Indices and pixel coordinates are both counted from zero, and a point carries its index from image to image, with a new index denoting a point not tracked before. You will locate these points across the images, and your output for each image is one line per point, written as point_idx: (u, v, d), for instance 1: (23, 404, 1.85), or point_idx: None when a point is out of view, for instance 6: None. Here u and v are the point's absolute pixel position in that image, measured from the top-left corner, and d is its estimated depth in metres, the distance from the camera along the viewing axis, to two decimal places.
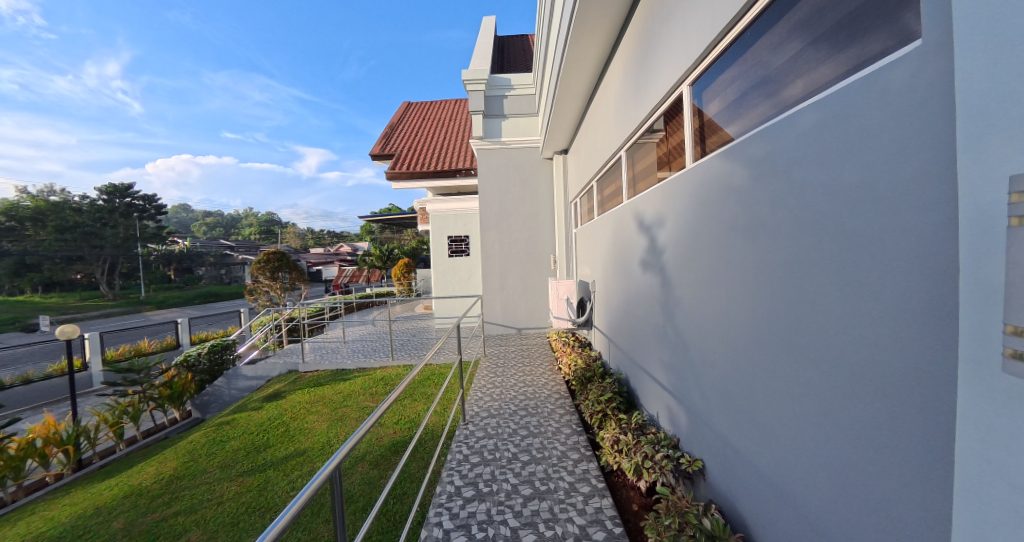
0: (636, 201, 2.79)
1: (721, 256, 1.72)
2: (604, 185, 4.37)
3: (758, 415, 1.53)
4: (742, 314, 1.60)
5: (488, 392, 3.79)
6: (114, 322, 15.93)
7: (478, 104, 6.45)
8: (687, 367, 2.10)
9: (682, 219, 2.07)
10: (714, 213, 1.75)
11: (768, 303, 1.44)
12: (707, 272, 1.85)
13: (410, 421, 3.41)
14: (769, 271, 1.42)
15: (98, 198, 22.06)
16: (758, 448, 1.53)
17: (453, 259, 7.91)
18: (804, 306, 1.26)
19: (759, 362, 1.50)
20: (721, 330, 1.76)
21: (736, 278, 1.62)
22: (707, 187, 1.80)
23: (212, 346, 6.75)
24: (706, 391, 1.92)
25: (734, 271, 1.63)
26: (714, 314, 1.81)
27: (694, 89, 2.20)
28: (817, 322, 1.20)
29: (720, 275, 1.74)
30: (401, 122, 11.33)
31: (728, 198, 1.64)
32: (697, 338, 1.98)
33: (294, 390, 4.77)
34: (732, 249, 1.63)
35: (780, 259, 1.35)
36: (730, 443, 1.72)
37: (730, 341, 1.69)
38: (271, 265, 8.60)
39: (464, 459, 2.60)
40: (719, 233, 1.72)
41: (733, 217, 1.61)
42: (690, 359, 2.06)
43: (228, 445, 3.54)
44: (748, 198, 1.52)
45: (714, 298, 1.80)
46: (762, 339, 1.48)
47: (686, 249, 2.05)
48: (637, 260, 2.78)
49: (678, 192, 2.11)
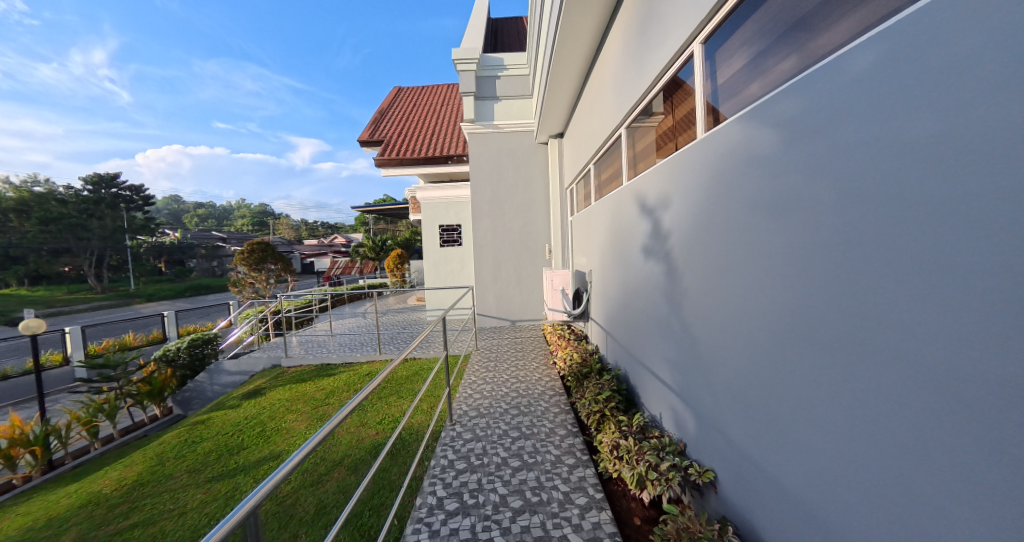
0: (637, 181, 2.52)
1: (745, 235, 1.45)
2: (602, 168, 4.07)
3: (796, 427, 1.28)
4: (774, 304, 1.34)
5: (478, 390, 3.56)
6: (102, 317, 15.60)
7: (468, 85, 6.13)
8: (698, 364, 1.85)
9: (692, 194, 1.81)
10: (736, 186, 1.47)
11: (810, 292, 1.18)
12: (724, 254, 1.59)
13: (393, 421, 3.20)
14: (814, 251, 1.15)
15: (82, 189, 21.52)
16: (794, 463, 1.29)
17: (445, 249, 7.64)
18: (863, 297, 1.00)
19: (798, 361, 1.25)
20: (745, 324, 1.50)
21: (766, 262, 1.36)
22: (726, 153, 1.52)
23: (192, 339, 6.60)
24: (722, 390, 1.67)
25: (763, 252, 1.36)
26: (734, 304, 1.55)
27: (706, 49, 1.89)
28: (884, 314, 0.95)
29: (742, 261, 1.48)
30: (391, 108, 10.93)
31: (753, 167, 1.37)
32: (711, 333, 1.73)
33: (275, 386, 4.53)
34: (760, 227, 1.37)
35: (829, 236, 1.09)
36: (757, 458, 1.48)
37: (758, 336, 1.43)
38: (254, 256, 8.27)
39: (449, 464, 2.39)
40: (741, 209, 1.45)
41: (760, 187, 1.34)
42: (702, 358, 1.81)
43: (200, 447, 3.31)
44: (779, 165, 1.25)
45: (733, 287, 1.55)
46: (803, 336, 1.22)
47: (696, 231, 1.80)
48: (638, 248, 2.51)
49: (685, 167, 1.86)
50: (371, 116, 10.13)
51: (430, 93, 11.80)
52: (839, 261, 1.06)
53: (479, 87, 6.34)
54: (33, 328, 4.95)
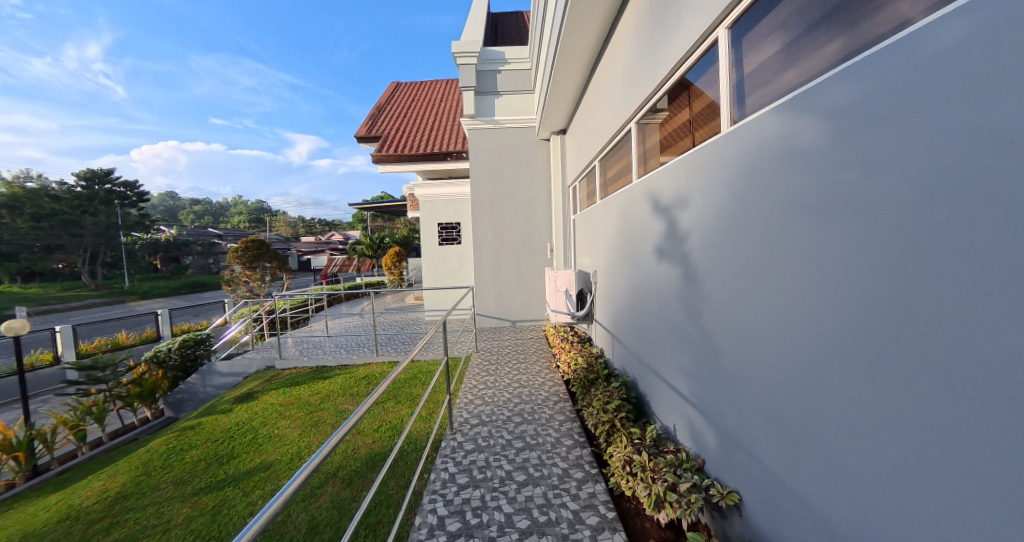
0: (650, 178, 2.38)
1: (783, 237, 1.31)
2: (608, 165, 3.93)
3: (841, 454, 1.14)
4: (815, 315, 1.20)
5: (479, 396, 3.42)
6: (96, 314, 15.41)
7: (469, 79, 5.97)
8: (721, 375, 1.71)
9: (716, 190, 1.66)
10: (774, 182, 1.32)
11: (863, 306, 1.03)
12: (755, 257, 1.45)
13: (391, 428, 3.06)
14: (872, 258, 1.00)
15: (76, 185, 21.23)
16: (839, 496, 1.15)
17: (444, 247, 7.48)
18: (938, 314, 0.85)
19: (845, 382, 1.10)
20: (780, 335, 1.36)
21: (807, 268, 1.22)
22: (763, 146, 1.37)
23: (184, 340, 6.42)
24: (750, 405, 1.54)
25: (805, 257, 1.22)
26: (768, 314, 1.41)
27: (733, 35, 1.75)
28: (965, 336, 0.81)
29: (778, 266, 1.34)
30: (389, 103, 10.75)
31: (795, 161, 1.22)
32: (739, 342, 1.59)
33: (268, 389, 4.38)
34: (801, 229, 1.22)
35: (893, 241, 0.94)
36: (792, 484, 1.34)
37: (795, 350, 1.29)
38: (248, 254, 8.09)
39: (450, 479, 2.26)
40: (779, 207, 1.31)
41: (806, 184, 1.19)
42: (726, 368, 1.67)
43: (188, 455, 3.17)
44: (828, 159, 1.10)
45: (765, 294, 1.41)
46: (852, 354, 1.08)
47: (720, 231, 1.66)
48: (651, 249, 2.37)
49: (708, 161, 1.71)
50: (369, 111, 9.95)
51: (428, 89, 11.61)
52: (905, 270, 0.92)
53: (479, 81, 6.17)
54: (16, 328, 4.77)
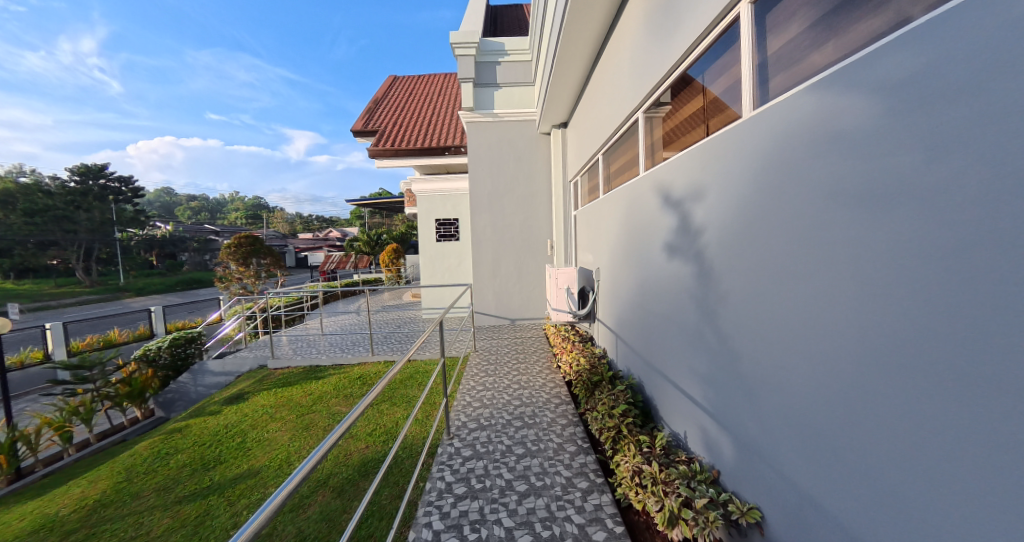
0: (660, 170, 2.24)
1: (819, 231, 1.16)
2: (612, 158, 3.79)
3: (883, 479, 1.00)
4: (856, 320, 1.06)
5: (477, 398, 3.29)
6: (91, 311, 15.24)
7: (467, 70, 5.80)
8: (742, 381, 1.57)
9: (739, 180, 1.52)
10: (808, 170, 1.17)
11: (919, 313, 0.88)
12: (784, 254, 1.31)
13: (386, 432, 2.93)
14: (929, 257, 0.85)
15: (70, 180, 20.97)
16: (881, 525, 1.01)
17: (442, 244, 7.34)
18: (1020, 325, 0.71)
19: (892, 400, 0.96)
20: (812, 342, 1.21)
21: (847, 267, 1.07)
22: (795, 129, 1.21)
23: (174, 339, 6.28)
24: (775, 417, 1.40)
25: (844, 254, 1.07)
26: (798, 317, 1.26)
27: (757, 10, 1.61)
28: None
29: (812, 265, 1.19)
30: (387, 97, 10.55)
31: (835, 145, 1.07)
32: (763, 347, 1.44)
33: (259, 390, 4.24)
34: (841, 222, 1.07)
35: (962, 238, 0.78)
36: (824, 508, 1.20)
37: (831, 360, 1.14)
38: (242, 250, 7.94)
39: (447, 489, 2.13)
40: (814, 198, 1.16)
41: (848, 171, 1.04)
42: (748, 375, 1.54)
43: (174, 460, 3.03)
44: (877, 142, 0.95)
45: (796, 295, 1.27)
46: (899, 367, 0.94)
47: (743, 225, 1.52)
48: (661, 245, 2.23)
49: (729, 149, 1.56)
50: (366, 105, 9.77)
51: (427, 82, 11.41)
52: (969, 272, 0.78)
53: (478, 74, 6.02)
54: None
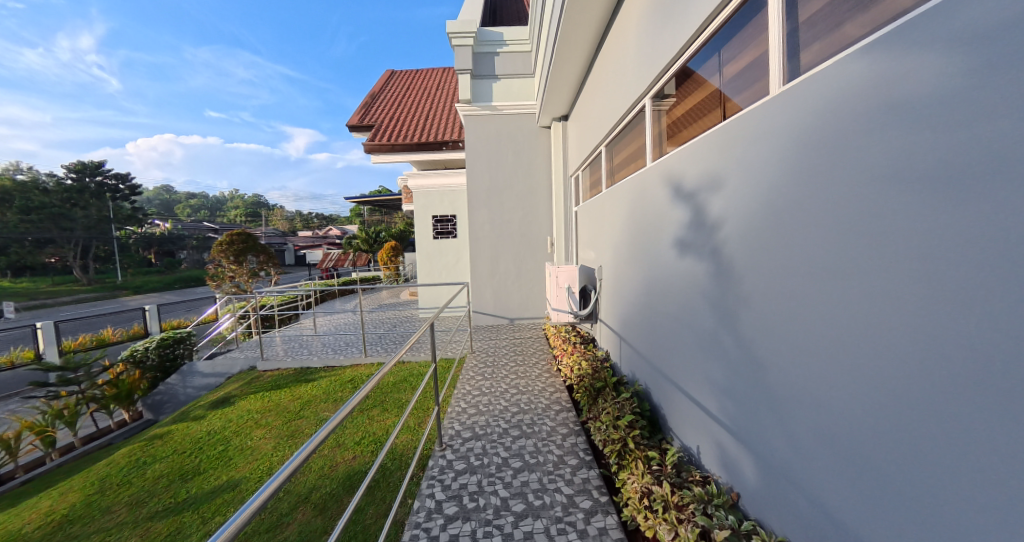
0: (671, 159, 2.04)
1: (874, 222, 0.96)
2: (616, 150, 3.59)
3: (951, 525, 0.83)
4: (918, 332, 0.87)
5: (472, 404, 3.09)
6: (88, 309, 15.08)
7: (464, 61, 5.59)
8: (768, 395, 1.39)
9: (770, 165, 1.32)
10: (862, 149, 0.97)
11: (1015, 325, 0.70)
12: (826, 250, 1.12)
13: (375, 441, 2.75)
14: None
15: (66, 177, 20.75)
16: None
17: (439, 241, 7.15)
18: None
19: (971, 433, 0.77)
20: (860, 356, 1.02)
21: (912, 267, 0.88)
22: (843, 103, 1.02)
23: (162, 339, 6.11)
24: (810, 439, 1.21)
25: (907, 252, 0.88)
26: (843, 326, 1.07)
27: None
28: None
29: (863, 264, 1.00)
30: (384, 91, 10.33)
31: (897, 118, 0.88)
32: (796, 359, 1.26)
33: (247, 393, 4.06)
34: (905, 213, 0.88)
35: None
36: None
37: (886, 378, 0.95)
38: (234, 248, 7.75)
39: (436, 508, 1.94)
40: (867, 184, 0.97)
41: (915, 148, 0.84)
42: (777, 388, 1.35)
43: (151, 470, 2.86)
44: (956, 111, 0.76)
45: (839, 300, 1.08)
46: (979, 392, 0.76)
47: (772, 217, 1.32)
48: (672, 241, 2.03)
49: (758, 130, 1.37)
50: (362, 99, 9.55)
51: (425, 76, 11.18)
52: None
53: (475, 65, 5.81)
54: None
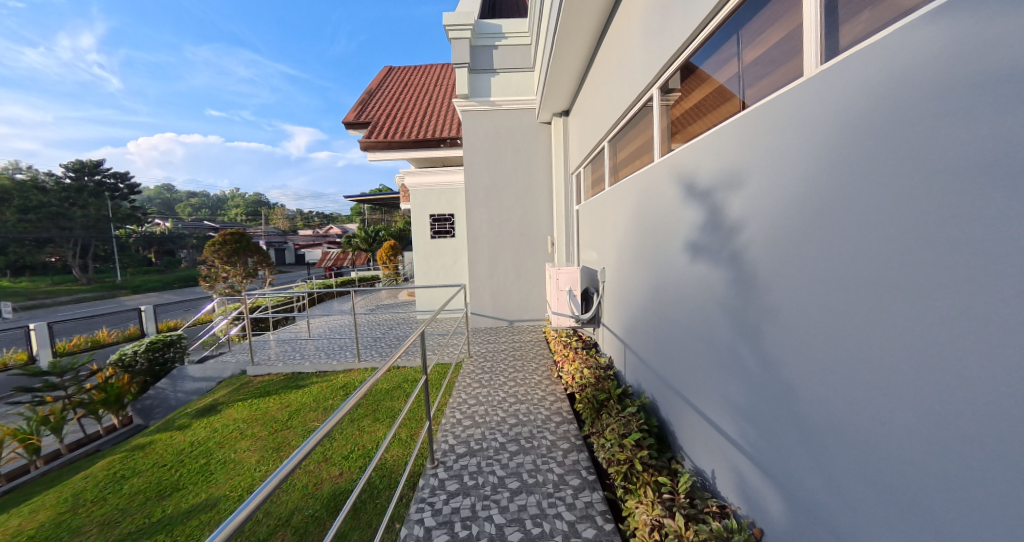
0: (682, 154, 1.86)
1: (940, 227, 0.79)
2: (619, 146, 3.40)
3: None
4: (1001, 363, 0.70)
5: (468, 414, 2.91)
6: (87, 309, 15.00)
7: (461, 55, 5.40)
8: (799, 423, 1.21)
9: (806, 158, 1.14)
10: (930, 136, 0.78)
11: None
12: (876, 260, 0.93)
13: (364, 455, 2.59)
14: None
15: (64, 176, 20.60)
16: None
17: (437, 240, 6.99)
18: None
19: None
20: (921, 390, 0.84)
21: (995, 283, 0.70)
22: (904, 80, 0.83)
23: (152, 343, 5.97)
24: (852, 480, 1.03)
25: (988, 265, 0.71)
26: (896, 352, 0.89)
27: None
28: None
29: (927, 279, 0.81)
30: (381, 87, 10.12)
31: (979, 97, 0.70)
32: (834, 386, 1.07)
33: (235, 400, 3.91)
34: (986, 217, 0.70)
35: None
36: None
37: (958, 422, 0.77)
38: (226, 248, 7.60)
39: (425, 537, 1.76)
40: (937, 180, 0.78)
41: (1004, 135, 0.67)
42: (810, 417, 1.17)
43: (128, 485, 2.70)
44: None
45: (893, 320, 0.90)
46: None
47: (808, 219, 1.14)
48: (684, 243, 1.86)
49: (791, 118, 1.19)
50: (359, 96, 9.37)
51: (423, 72, 10.97)
52: None
53: (473, 59, 5.63)
54: None
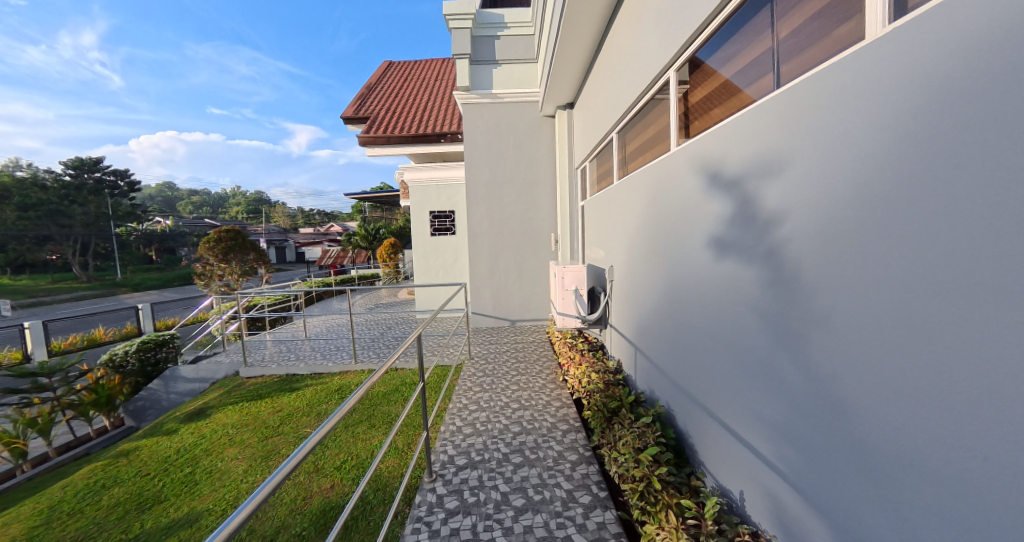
0: (706, 140, 1.68)
1: None
2: (628, 137, 3.21)
3: None
4: None
5: (468, 420, 2.74)
6: (87, 307, 14.89)
7: (462, 45, 5.22)
8: (854, 451, 1.03)
9: (866, 137, 0.95)
10: None
11: None
12: (965, 260, 0.75)
13: (357, 466, 2.42)
14: None
15: (64, 173, 20.45)
16: None
17: (437, 238, 6.82)
18: None
19: None
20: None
21: None
22: (1015, 30, 0.65)
23: (143, 342, 5.84)
24: (927, 525, 0.85)
25: None
26: (994, 375, 0.71)
27: None
28: None
29: None
30: (381, 82, 9.93)
31: None
32: (900, 408, 0.90)
33: (225, 403, 3.75)
34: None
35: None
36: None
37: None
38: (221, 246, 7.43)
39: None
40: None
41: None
42: (867, 445, 0.99)
43: (107, 497, 2.54)
44: None
45: (994, 337, 0.71)
46: None
47: (870, 210, 0.96)
48: (709, 239, 1.67)
49: (846, 91, 1.00)
50: (358, 91, 9.18)
51: (424, 67, 10.77)
52: None
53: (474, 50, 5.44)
54: None
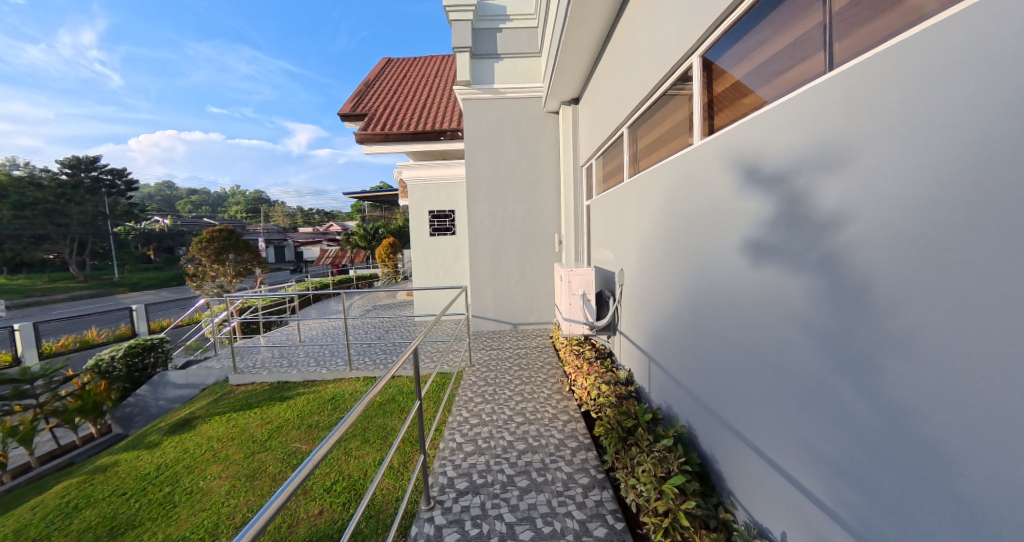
0: (742, 129, 1.47)
1: None
2: (638, 133, 3.00)
3: None
4: None
5: (469, 436, 2.54)
6: (83, 307, 14.68)
7: (462, 38, 5.01)
8: (948, 510, 0.83)
9: (976, 116, 0.74)
10: None
11: None
12: None
13: (350, 488, 2.23)
14: None
15: (60, 172, 20.21)
16: None
17: (437, 238, 6.62)
18: None
19: None
20: None
21: None
22: None
23: (132, 346, 5.65)
24: None
25: None
26: None
27: None
28: None
29: None
30: (380, 78, 9.73)
31: None
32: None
33: (212, 413, 3.55)
34: None
35: None
36: None
37: None
38: (214, 246, 7.22)
39: None
40: None
41: None
42: (972, 506, 0.79)
43: (77, 521, 2.33)
44: None
45: None
46: None
47: (980, 211, 0.75)
48: (744, 243, 1.47)
49: (944, 61, 0.79)
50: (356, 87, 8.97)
51: (423, 64, 10.57)
52: None
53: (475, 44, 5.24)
54: None
